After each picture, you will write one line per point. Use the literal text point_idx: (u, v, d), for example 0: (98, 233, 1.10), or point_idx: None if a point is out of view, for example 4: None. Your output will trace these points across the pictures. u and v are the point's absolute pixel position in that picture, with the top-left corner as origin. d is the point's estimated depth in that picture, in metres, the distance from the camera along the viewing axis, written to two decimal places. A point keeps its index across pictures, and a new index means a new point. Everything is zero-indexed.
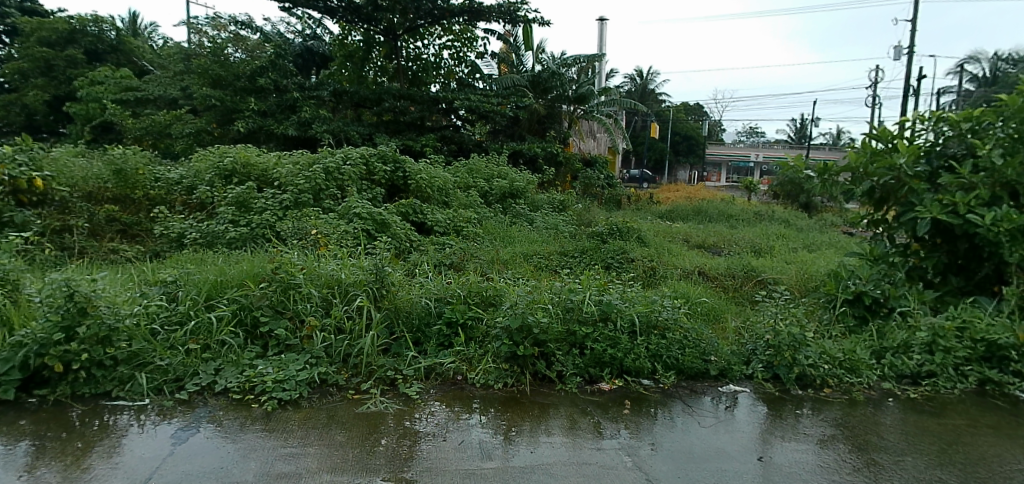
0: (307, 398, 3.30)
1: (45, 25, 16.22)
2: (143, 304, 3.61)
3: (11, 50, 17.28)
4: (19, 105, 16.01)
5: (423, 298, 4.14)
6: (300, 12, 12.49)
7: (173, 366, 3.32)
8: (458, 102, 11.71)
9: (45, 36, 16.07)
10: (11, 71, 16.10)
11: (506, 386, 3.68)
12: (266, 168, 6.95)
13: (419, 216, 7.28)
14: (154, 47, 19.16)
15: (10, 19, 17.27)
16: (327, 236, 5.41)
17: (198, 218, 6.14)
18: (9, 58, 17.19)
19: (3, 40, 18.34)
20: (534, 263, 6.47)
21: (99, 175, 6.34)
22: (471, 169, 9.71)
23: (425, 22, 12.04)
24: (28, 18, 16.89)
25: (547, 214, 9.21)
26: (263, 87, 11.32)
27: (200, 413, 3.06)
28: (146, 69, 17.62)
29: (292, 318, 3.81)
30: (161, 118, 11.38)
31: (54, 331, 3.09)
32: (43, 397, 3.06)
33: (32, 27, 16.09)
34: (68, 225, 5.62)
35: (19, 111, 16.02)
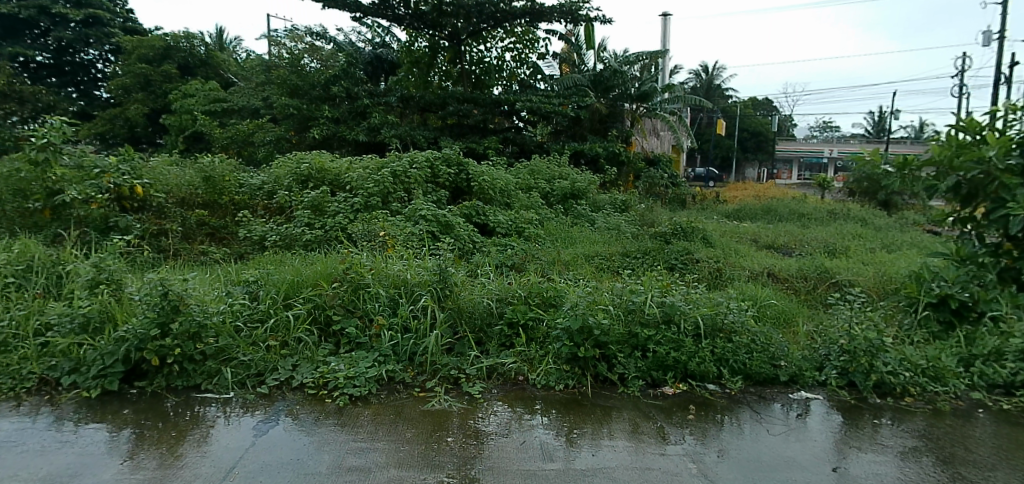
0: (375, 395, 3.44)
1: (144, 43, 17.39)
2: (229, 303, 3.86)
3: (115, 68, 18.55)
4: (122, 119, 17.22)
5: (485, 298, 4.22)
6: (370, 21, 12.95)
7: (254, 361, 3.54)
8: (520, 104, 11.82)
9: (144, 53, 17.33)
10: (115, 87, 17.33)
11: (567, 387, 3.71)
12: (339, 173, 7.29)
13: (481, 217, 7.40)
14: (239, 60, 20.18)
15: (114, 39, 18.54)
16: (395, 238, 5.61)
17: (278, 222, 6.50)
18: (114, 75, 18.49)
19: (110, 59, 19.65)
20: (595, 264, 6.45)
21: (191, 182, 6.78)
22: (532, 170, 9.77)
23: (488, 25, 12.19)
24: (130, 37, 18.13)
25: (609, 214, 9.14)
26: (336, 95, 11.63)
27: (279, 407, 3.25)
28: (232, 81, 18.62)
29: (361, 317, 4.00)
30: (245, 127, 11.83)
31: (151, 326, 3.30)
32: (141, 388, 3.29)
33: (133, 45, 17.41)
34: (164, 229, 6.03)
35: (122, 124, 17.26)
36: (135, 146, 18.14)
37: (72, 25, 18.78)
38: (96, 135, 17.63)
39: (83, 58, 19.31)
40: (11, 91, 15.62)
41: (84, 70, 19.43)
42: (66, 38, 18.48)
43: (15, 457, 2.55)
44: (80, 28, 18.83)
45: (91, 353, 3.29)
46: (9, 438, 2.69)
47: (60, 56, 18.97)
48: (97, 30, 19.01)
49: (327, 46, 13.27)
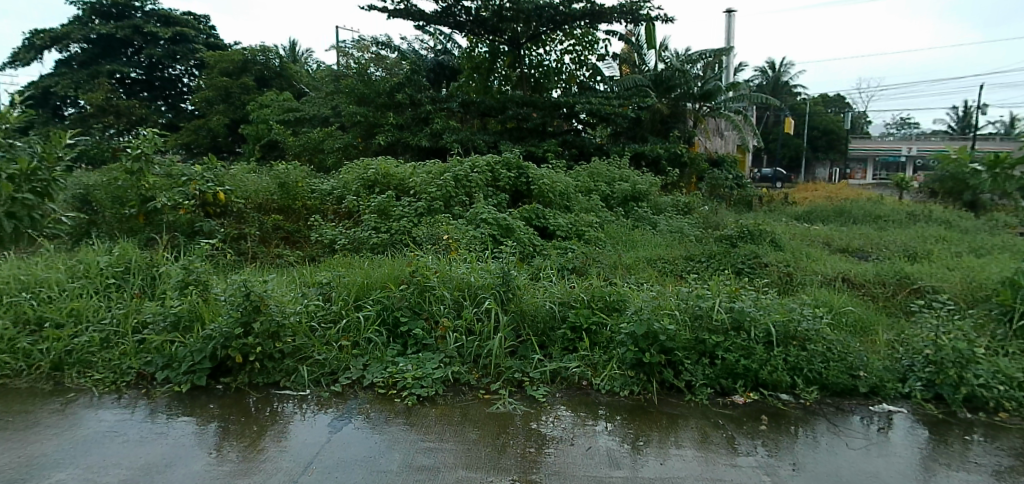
0: (442, 395, 3.51)
1: (225, 57, 17.56)
2: (305, 303, 4.03)
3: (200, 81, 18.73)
4: (206, 130, 17.25)
5: (547, 302, 4.22)
6: (432, 29, 13.20)
7: (328, 360, 3.69)
8: (580, 106, 11.77)
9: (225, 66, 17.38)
10: (198, 100, 17.25)
11: (633, 393, 3.65)
12: (403, 178, 7.50)
13: (541, 220, 7.41)
14: (311, 70, 20.43)
15: (199, 54, 19.22)
16: (458, 241, 5.70)
17: (347, 226, 6.74)
18: (199, 88, 18.70)
19: (194, 73, 20.23)
20: (658, 268, 6.33)
21: (267, 188, 7.13)
22: (592, 172, 9.70)
23: (547, 28, 12.23)
24: (213, 53, 18.56)
25: (671, 217, 8.95)
26: (400, 102, 11.91)
27: (352, 405, 3.37)
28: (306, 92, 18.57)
29: (428, 319, 4.08)
30: (317, 134, 11.86)
31: (235, 325, 3.49)
32: (227, 384, 3.48)
33: (215, 59, 17.50)
34: (243, 233, 6.37)
35: (205, 134, 17.25)
36: (217, 154, 17.96)
37: (160, 42, 19.53)
38: (181, 147, 17.72)
39: (171, 73, 20.06)
40: (109, 106, 16.91)
41: (172, 85, 20.20)
42: (156, 54, 19.20)
43: (117, 444, 2.74)
44: (168, 45, 19.55)
45: (182, 349, 3.51)
46: (111, 428, 2.89)
47: (151, 72, 19.78)
48: (183, 47, 19.68)
49: (392, 54, 13.59)
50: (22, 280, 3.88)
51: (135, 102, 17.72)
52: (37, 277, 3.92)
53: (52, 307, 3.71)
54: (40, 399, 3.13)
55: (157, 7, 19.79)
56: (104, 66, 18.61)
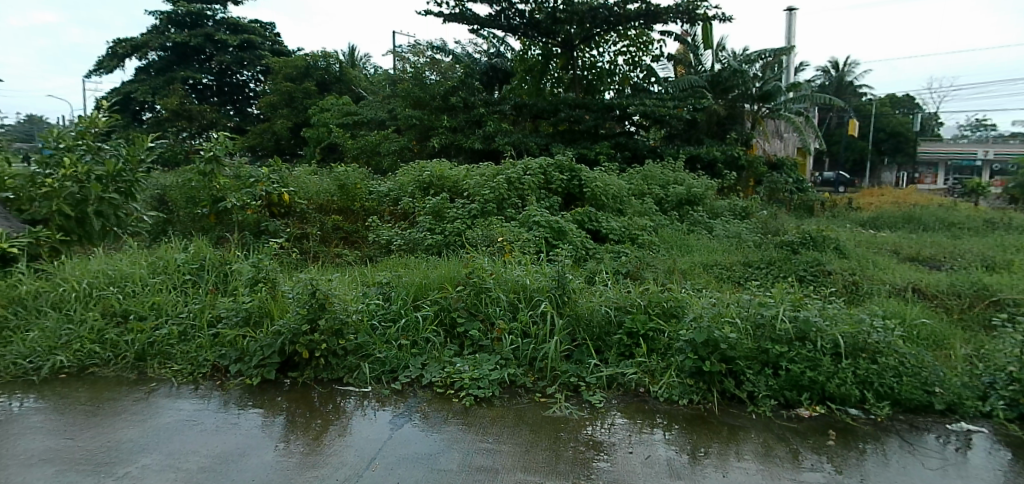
0: (499, 397, 3.53)
1: (289, 63, 17.66)
2: (365, 302, 4.14)
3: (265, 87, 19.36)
4: (270, 133, 17.44)
5: (603, 306, 4.16)
6: (486, 32, 13.28)
7: (389, 359, 3.78)
8: (633, 107, 11.62)
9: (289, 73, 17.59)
10: (264, 105, 17.61)
11: (692, 402, 3.58)
12: (457, 181, 7.60)
13: (594, 224, 7.34)
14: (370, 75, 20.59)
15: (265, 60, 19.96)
16: (511, 244, 5.70)
17: (402, 227, 6.89)
18: (264, 93, 19.37)
19: (260, 79, 21.02)
20: (714, 274, 6.18)
21: (328, 189, 7.39)
22: (646, 175, 9.54)
23: (601, 29, 12.12)
24: (278, 59, 19.10)
25: (728, 221, 8.73)
26: (454, 105, 12.05)
27: (410, 403, 3.44)
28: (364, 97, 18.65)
29: (484, 320, 4.12)
30: (373, 137, 12.06)
31: (302, 322, 3.62)
32: (294, 379, 3.61)
33: (280, 65, 17.76)
34: (306, 233, 6.62)
35: (269, 137, 17.41)
36: (281, 157, 17.90)
37: (229, 49, 20.40)
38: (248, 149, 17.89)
39: (239, 79, 20.93)
40: (183, 110, 17.82)
41: (239, 90, 21.01)
42: (225, 61, 20.05)
43: (195, 433, 2.89)
44: (237, 52, 20.39)
45: (252, 344, 3.65)
46: (190, 417, 3.05)
47: (222, 77, 20.62)
48: (250, 54, 20.50)
49: (446, 58, 13.76)
50: (109, 275, 4.13)
51: (206, 106, 18.58)
52: (122, 272, 4.16)
53: (136, 300, 3.94)
54: (125, 387, 3.33)
55: (227, 15, 20.70)
56: (179, 72, 19.59)
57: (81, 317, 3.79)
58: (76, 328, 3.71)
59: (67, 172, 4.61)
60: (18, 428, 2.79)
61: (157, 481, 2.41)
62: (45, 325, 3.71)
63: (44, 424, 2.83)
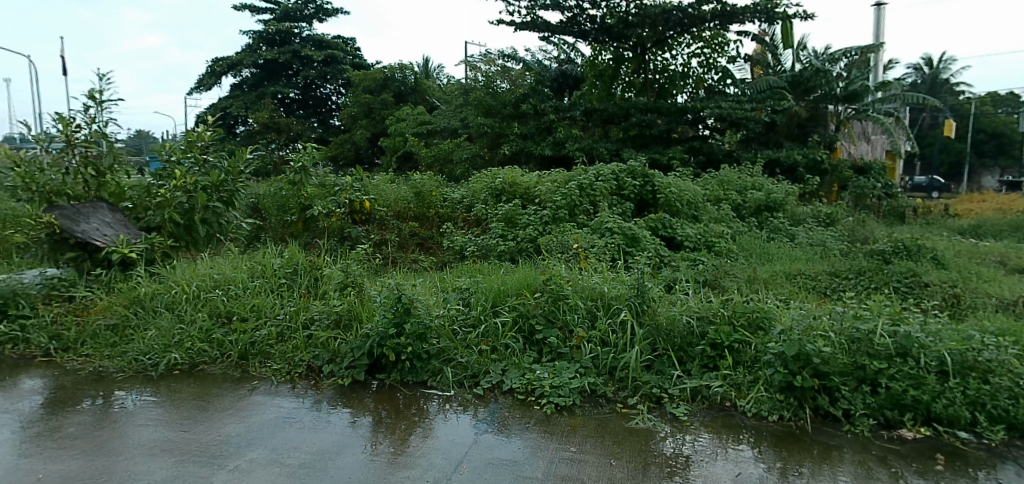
0: (580, 406, 3.50)
1: (368, 75, 18.24)
2: (447, 307, 4.22)
3: (346, 98, 20.20)
4: (350, 143, 18.02)
5: (684, 316, 4.02)
6: (557, 40, 13.34)
7: (470, 363, 3.83)
8: (708, 110, 11.32)
9: (368, 85, 18.20)
10: (345, 116, 18.22)
11: (782, 419, 3.43)
12: (529, 187, 7.64)
13: (669, 230, 7.17)
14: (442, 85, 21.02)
15: (346, 74, 20.83)
16: (587, 251, 5.65)
17: (476, 233, 7.01)
18: (344, 105, 20.23)
19: (342, 91, 21.98)
20: (799, 284, 5.90)
21: (405, 197, 7.63)
22: (722, 181, 9.25)
23: (674, 32, 11.94)
24: (359, 72, 19.88)
25: (811, 229, 8.35)
26: (525, 112, 12.13)
27: (493, 408, 3.49)
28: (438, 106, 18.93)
29: (562, 328, 4.11)
30: (446, 146, 12.28)
31: (389, 326, 3.75)
32: (381, 380, 3.75)
33: (360, 78, 18.41)
34: (385, 239, 6.87)
35: (349, 147, 17.98)
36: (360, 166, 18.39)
37: (315, 65, 21.44)
38: (329, 159, 18.49)
39: (322, 92, 21.94)
40: (272, 123, 18.89)
41: (323, 103, 22.00)
42: (310, 75, 21.07)
43: (294, 430, 3.04)
44: (320, 66, 21.39)
45: (343, 346, 3.82)
46: (288, 414, 3.22)
47: (307, 92, 21.70)
48: (333, 68, 21.46)
49: (518, 66, 13.95)
50: (214, 278, 4.42)
51: (293, 119, 19.59)
52: (225, 275, 4.44)
53: (239, 303, 4.20)
54: (229, 384, 3.56)
55: (312, 32, 21.77)
56: (269, 87, 20.73)
57: (191, 318, 4.08)
58: (187, 328, 4.00)
59: (177, 183, 5.01)
60: (141, 420, 3.04)
61: (264, 474, 2.56)
62: (161, 324, 4.02)
63: (162, 417, 3.07)
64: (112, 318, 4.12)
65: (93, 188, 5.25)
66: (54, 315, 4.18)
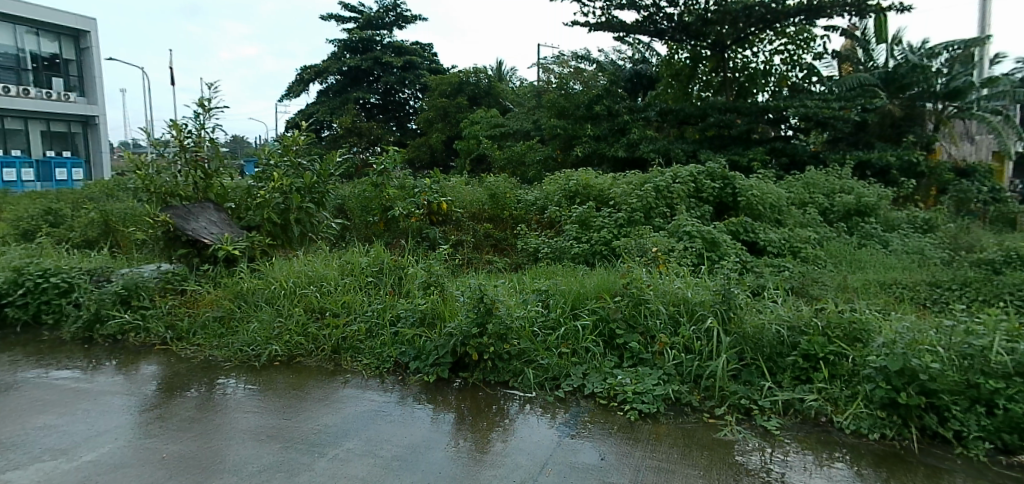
0: (664, 414, 3.43)
1: (444, 79, 18.61)
2: (526, 309, 4.24)
3: (423, 102, 20.75)
4: (426, 146, 18.46)
5: (774, 324, 3.84)
6: (632, 40, 13.16)
7: (551, 366, 3.84)
8: (792, 109, 10.84)
9: (444, 89, 18.57)
10: (421, 120, 18.69)
11: (884, 438, 3.23)
12: (603, 189, 7.55)
13: (751, 235, 6.91)
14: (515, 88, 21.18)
15: (424, 79, 21.39)
16: (667, 255, 5.52)
17: (549, 235, 7.03)
18: (421, 110, 20.78)
19: (419, 96, 22.58)
20: (895, 293, 5.53)
21: (481, 199, 7.76)
22: (807, 183, 8.81)
23: (756, 28, 11.42)
24: (435, 77, 20.33)
25: (907, 236, 7.81)
26: (598, 114, 12.02)
27: (575, 412, 3.48)
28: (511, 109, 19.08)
29: (643, 333, 4.04)
30: (518, 148, 12.34)
31: (472, 325, 3.82)
32: (464, 378, 3.82)
33: (436, 82, 18.83)
34: (461, 240, 7.02)
35: (424, 150, 18.44)
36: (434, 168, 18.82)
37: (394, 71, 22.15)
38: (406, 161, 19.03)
39: (400, 97, 22.61)
40: (354, 128, 19.66)
41: (400, 108, 22.63)
42: (389, 81, 21.76)
43: (385, 423, 3.15)
44: (399, 72, 22.08)
45: (428, 344, 3.93)
46: (379, 408, 3.34)
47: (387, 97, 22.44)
48: (412, 73, 22.12)
49: (591, 66, 13.91)
50: (308, 275, 4.65)
51: (373, 123, 20.31)
52: (318, 272, 4.66)
53: (331, 299, 4.40)
54: (324, 376, 3.74)
55: (392, 39, 22.46)
56: (351, 93, 21.58)
57: (288, 312, 4.32)
58: (285, 321, 4.23)
59: (275, 185, 5.32)
60: (246, 407, 3.24)
61: (361, 464, 2.67)
62: (262, 317, 4.28)
63: (266, 406, 3.27)
64: (218, 310, 4.42)
65: (202, 190, 5.64)
66: (169, 307, 4.53)
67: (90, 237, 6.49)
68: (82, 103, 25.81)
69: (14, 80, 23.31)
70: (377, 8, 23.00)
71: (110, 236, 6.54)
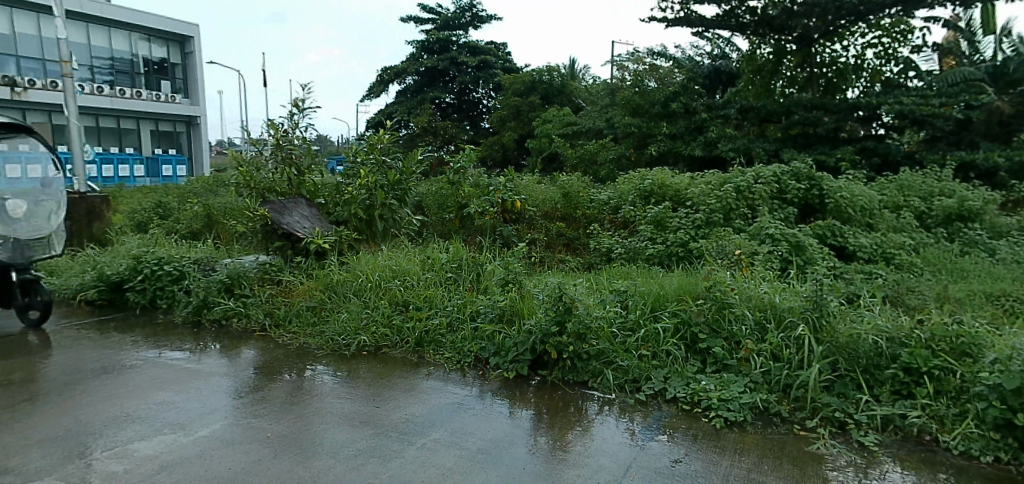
0: (751, 424, 3.32)
1: (518, 78, 18.70)
2: (605, 309, 4.19)
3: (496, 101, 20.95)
4: (498, 145, 18.64)
5: (871, 335, 3.63)
6: (711, 35, 12.71)
7: (631, 368, 3.78)
8: (885, 107, 10.19)
9: (517, 88, 18.64)
10: (494, 119, 18.89)
11: (998, 461, 2.96)
12: (680, 189, 7.35)
13: (839, 239, 6.55)
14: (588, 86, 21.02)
15: (498, 78, 21.63)
16: (751, 258, 5.32)
17: (623, 235, 6.94)
18: (494, 108, 21.00)
19: (493, 95, 22.82)
20: (1005, 307, 5.09)
21: (553, 198, 7.80)
22: (902, 185, 8.25)
23: (847, 21, 10.92)
24: (508, 75, 20.47)
25: (1017, 244, 7.16)
26: (674, 111, 11.74)
27: (657, 416, 3.42)
28: (583, 107, 18.94)
29: (727, 339, 3.91)
30: (591, 147, 12.24)
31: (551, 323, 3.84)
32: (543, 376, 3.85)
33: (510, 81, 18.94)
34: (535, 238, 7.07)
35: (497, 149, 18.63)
36: (506, 167, 18.98)
37: (469, 70, 22.50)
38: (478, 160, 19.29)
39: (474, 96, 22.94)
40: (429, 127, 20.12)
41: (474, 107, 22.93)
42: (465, 81, 22.12)
43: (468, 417, 3.21)
44: (474, 71, 22.42)
45: (508, 340, 3.98)
46: (461, 401, 3.41)
47: (461, 97, 22.82)
48: (486, 73, 22.43)
49: (667, 64, 13.65)
50: (392, 269, 4.80)
51: (448, 122, 20.73)
52: (401, 267, 4.80)
53: (414, 293, 4.53)
54: (408, 368, 3.86)
55: (467, 39, 22.79)
56: (428, 93, 22.11)
57: (374, 304, 4.49)
58: (372, 313, 4.40)
59: (362, 182, 5.59)
60: (339, 394, 3.40)
61: (448, 454, 2.74)
62: (351, 308, 4.47)
63: (356, 393, 3.41)
64: (311, 300, 4.65)
65: (295, 186, 5.91)
66: (267, 296, 4.79)
67: (194, 229, 6.99)
68: (188, 105, 27.70)
69: (129, 83, 25.45)
70: (454, 9, 23.39)
71: (212, 228, 7.02)
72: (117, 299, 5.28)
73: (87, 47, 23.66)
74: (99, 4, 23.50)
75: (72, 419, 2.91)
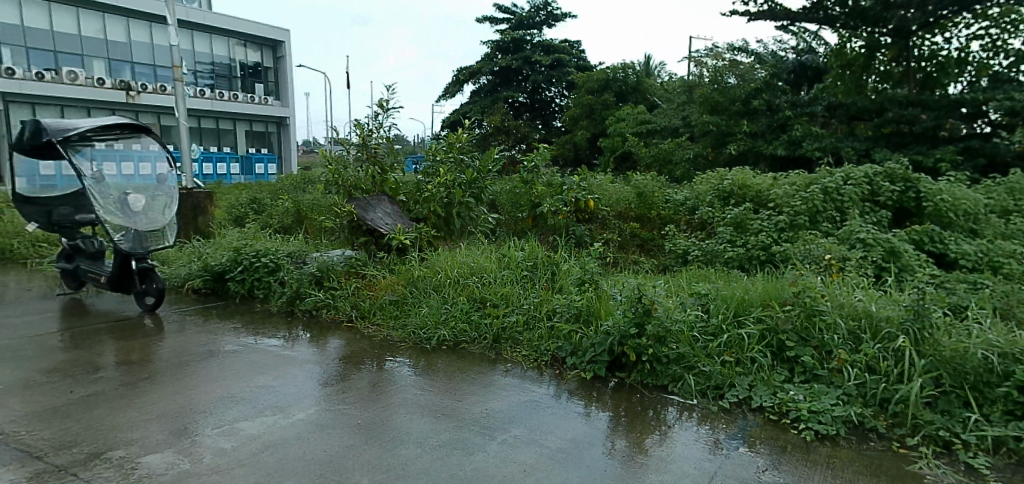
0: (845, 438, 3.15)
1: (591, 76, 18.52)
2: (685, 312, 4.09)
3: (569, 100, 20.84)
4: (570, 144, 18.54)
5: (980, 349, 3.34)
6: (796, 29, 12.16)
7: (714, 374, 3.67)
8: (993, 103, 9.38)
9: (591, 86, 18.45)
10: (567, 118, 18.81)
11: None
12: (762, 190, 7.06)
13: (939, 245, 6.10)
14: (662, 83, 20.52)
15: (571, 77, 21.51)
16: (842, 264, 5.05)
17: (700, 237, 6.76)
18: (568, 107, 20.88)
19: (566, 93, 22.70)
20: None
21: (627, 198, 7.69)
22: (1013, 188, 7.57)
23: (950, 11, 10.01)
24: (582, 73, 20.33)
25: None
26: (756, 109, 11.31)
27: (741, 425, 3.31)
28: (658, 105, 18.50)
29: (818, 348, 3.72)
30: (666, 145, 11.99)
31: (630, 325, 3.81)
32: (621, 379, 3.82)
33: (583, 80, 18.77)
34: (609, 238, 7.01)
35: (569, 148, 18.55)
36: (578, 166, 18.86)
37: (542, 69, 22.51)
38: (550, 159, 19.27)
39: (547, 95, 22.86)
40: (502, 126, 20.30)
41: (547, 106, 22.88)
42: (538, 79, 22.15)
43: (547, 415, 3.23)
44: (547, 70, 22.41)
45: (585, 340, 3.96)
46: (540, 399, 3.43)
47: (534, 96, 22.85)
48: (559, 71, 22.37)
49: (748, 59, 13.13)
50: (470, 266, 4.89)
51: (521, 121, 20.84)
52: (479, 264, 4.88)
53: (492, 290, 4.59)
54: (486, 364, 3.92)
55: (542, 38, 22.79)
56: (502, 93, 22.31)
57: (453, 300, 4.59)
58: (451, 309, 4.49)
59: (441, 180, 5.76)
60: (421, 386, 3.50)
61: (529, 451, 2.76)
62: (431, 303, 4.59)
63: (438, 386, 3.51)
64: (394, 294, 4.80)
65: (378, 184, 6.12)
66: (353, 288, 5.00)
67: (286, 224, 7.39)
68: (277, 106, 29.23)
69: (227, 87, 27.17)
70: (529, 8, 23.46)
71: (301, 223, 7.40)
72: (220, 287, 5.66)
73: (191, 53, 25.41)
74: (202, 12, 25.12)
75: (185, 398, 3.15)
